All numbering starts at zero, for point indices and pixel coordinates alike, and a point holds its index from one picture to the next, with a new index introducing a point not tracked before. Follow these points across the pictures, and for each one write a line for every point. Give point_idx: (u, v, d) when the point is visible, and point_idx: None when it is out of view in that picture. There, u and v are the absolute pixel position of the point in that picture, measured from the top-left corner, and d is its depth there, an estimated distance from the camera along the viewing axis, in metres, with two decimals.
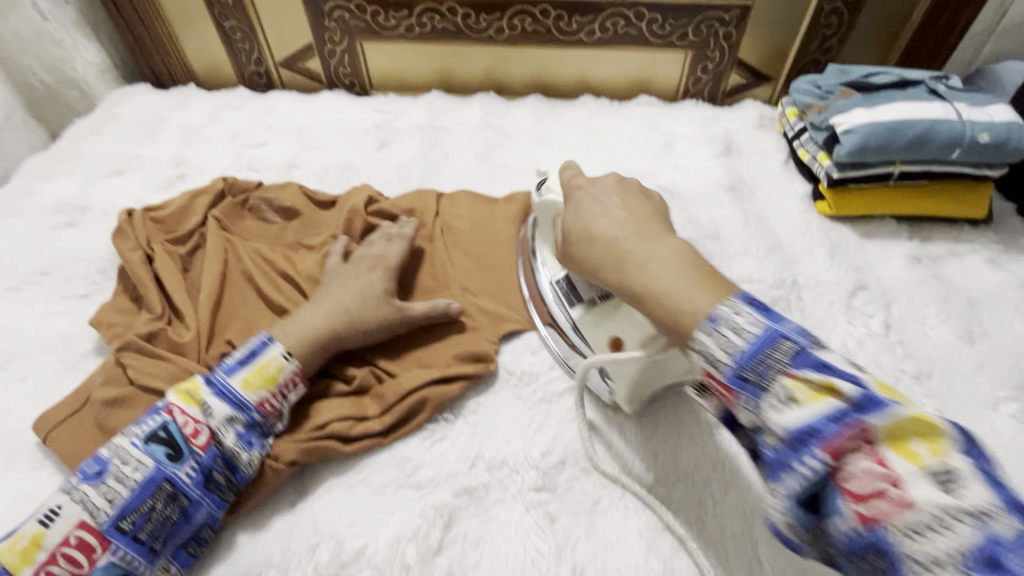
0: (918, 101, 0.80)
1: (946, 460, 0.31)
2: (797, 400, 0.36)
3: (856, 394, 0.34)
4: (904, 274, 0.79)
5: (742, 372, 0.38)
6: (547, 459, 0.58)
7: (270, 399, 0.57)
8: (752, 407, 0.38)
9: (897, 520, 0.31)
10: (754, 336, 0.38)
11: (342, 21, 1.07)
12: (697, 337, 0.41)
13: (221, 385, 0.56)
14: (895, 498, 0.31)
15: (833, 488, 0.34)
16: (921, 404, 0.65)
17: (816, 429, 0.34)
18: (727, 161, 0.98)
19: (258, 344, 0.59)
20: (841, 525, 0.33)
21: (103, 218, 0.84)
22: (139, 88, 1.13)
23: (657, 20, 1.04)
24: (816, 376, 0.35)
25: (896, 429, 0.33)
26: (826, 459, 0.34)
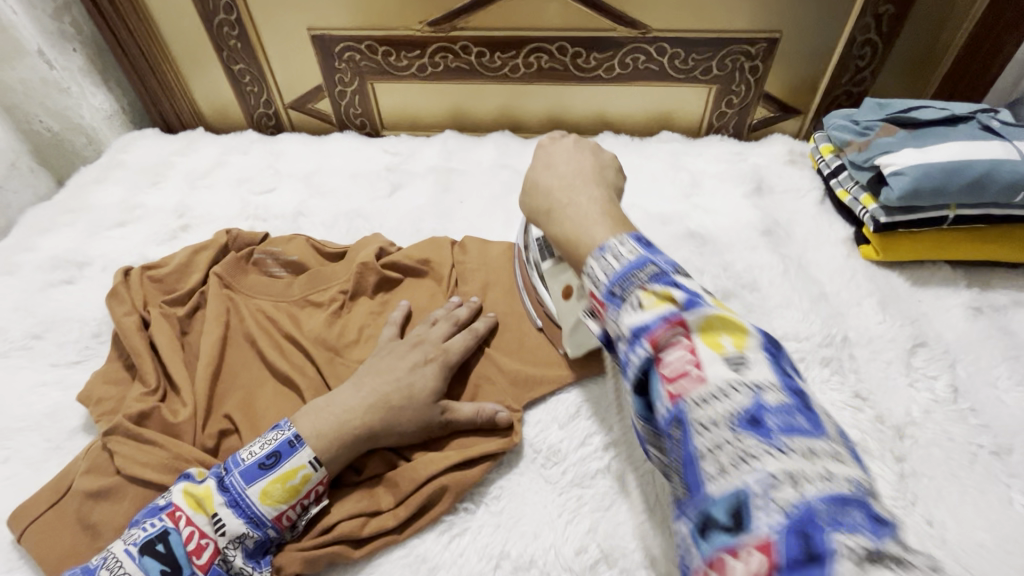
0: (973, 139, 0.73)
1: (744, 350, 0.37)
2: (646, 304, 0.41)
3: (684, 301, 0.40)
4: (967, 327, 0.72)
5: (613, 288, 0.44)
6: (582, 559, 0.51)
7: (288, 512, 0.51)
8: (614, 317, 0.43)
9: (694, 396, 0.36)
10: (630, 260, 0.45)
11: (353, 62, 1.04)
12: (591, 265, 0.48)
13: (237, 493, 0.49)
14: (694, 377, 0.37)
15: (654, 375, 0.39)
16: (1005, 486, 0.57)
17: (647, 326, 0.40)
18: (758, 201, 0.92)
19: (284, 444, 0.52)
20: (659, 407, 0.38)
21: (102, 274, 0.80)
22: (146, 132, 1.11)
23: (680, 55, 1.00)
24: (660, 287, 0.41)
25: (708, 326, 0.39)
26: (755, 436, 0.33)
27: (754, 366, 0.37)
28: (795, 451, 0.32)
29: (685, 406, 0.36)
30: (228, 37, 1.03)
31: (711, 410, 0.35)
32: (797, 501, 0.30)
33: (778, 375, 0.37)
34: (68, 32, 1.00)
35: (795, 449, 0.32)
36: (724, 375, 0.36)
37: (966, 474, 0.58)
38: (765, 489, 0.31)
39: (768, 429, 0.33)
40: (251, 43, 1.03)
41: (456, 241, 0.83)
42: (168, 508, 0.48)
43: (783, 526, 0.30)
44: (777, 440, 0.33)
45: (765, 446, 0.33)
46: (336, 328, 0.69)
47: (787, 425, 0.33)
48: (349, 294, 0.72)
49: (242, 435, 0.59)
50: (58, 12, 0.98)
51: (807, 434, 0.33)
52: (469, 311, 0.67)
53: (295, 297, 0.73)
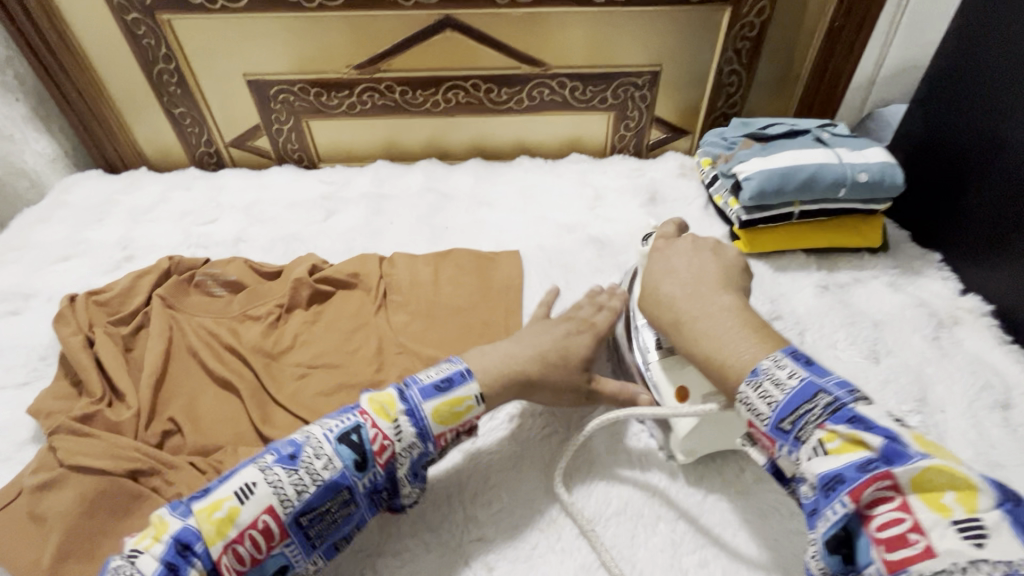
0: (804, 149, 0.90)
1: (977, 514, 0.35)
2: (829, 447, 0.41)
3: (881, 445, 0.39)
4: (815, 302, 0.86)
5: (782, 422, 0.44)
6: (486, 509, 0.61)
7: (446, 434, 0.57)
8: (791, 456, 0.44)
9: (924, 568, 0.34)
10: (794, 389, 0.45)
11: (288, 103, 1.14)
12: (744, 390, 0.48)
13: (414, 404, 0.56)
14: (917, 546, 0.35)
15: (863, 533, 0.38)
16: None
17: (841, 476, 0.39)
18: (651, 209, 1.06)
19: (455, 374, 0.59)
20: (872, 573, 0.37)
21: (47, 304, 0.85)
22: (90, 174, 1.17)
23: (579, 88, 1.14)
24: (846, 429, 0.41)
25: (925, 479, 0.37)
26: (849, 503, 0.38)
27: (996, 537, 0.34)
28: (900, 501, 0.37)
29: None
30: (168, 84, 1.11)
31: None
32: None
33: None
34: (12, 84, 1.07)
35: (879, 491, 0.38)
36: (957, 548, 0.34)
37: None
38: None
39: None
40: (190, 88, 1.12)
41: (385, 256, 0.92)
42: (358, 410, 0.55)
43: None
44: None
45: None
46: (272, 337, 0.77)
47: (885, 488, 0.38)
48: (285, 306, 0.80)
49: (184, 432, 0.66)
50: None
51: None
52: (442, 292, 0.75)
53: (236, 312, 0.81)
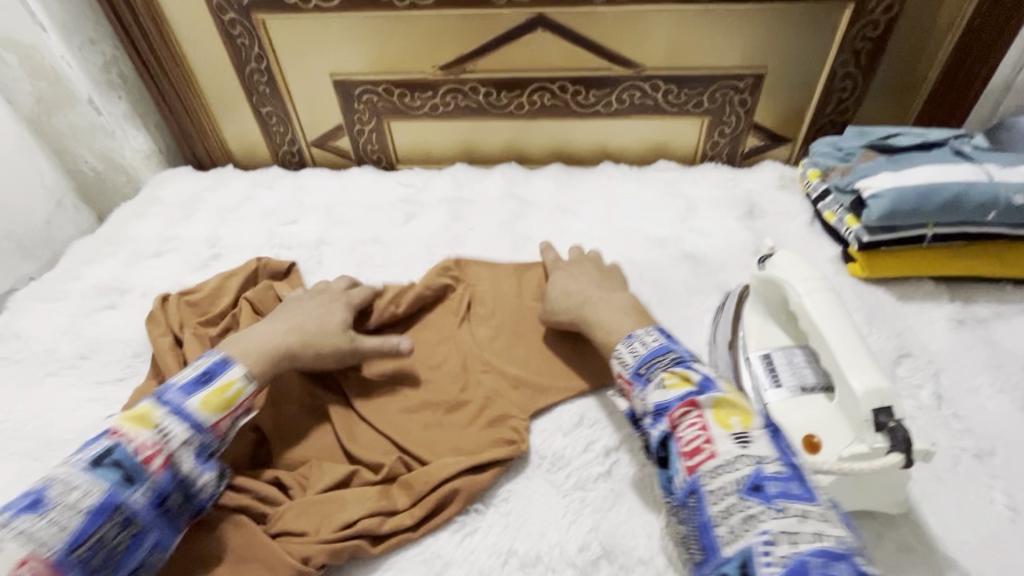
0: (944, 163, 0.79)
1: (748, 428, 0.49)
2: (667, 384, 0.55)
3: (699, 380, 0.54)
4: (950, 338, 0.76)
5: (640, 370, 0.58)
6: (585, 555, 0.55)
7: (223, 420, 0.58)
8: (641, 395, 0.56)
9: (707, 468, 0.47)
10: (653, 349, 0.59)
11: (371, 103, 1.13)
12: (636, 388, 0.58)
13: (176, 406, 0.55)
14: (706, 451, 0.49)
15: (676, 448, 0.51)
16: (986, 486, 0.60)
17: (667, 404, 0.53)
18: (750, 224, 0.97)
19: (215, 365, 0.60)
20: (678, 477, 0.50)
21: (142, 300, 0.87)
22: (181, 170, 1.20)
23: (673, 91, 1.07)
24: (709, 392, 0.52)
25: (720, 407, 0.52)
26: (667, 426, 0.52)
27: (757, 441, 0.48)
28: (790, 513, 0.42)
29: (700, 477, 0.48)
30: (257, 83, 1.13)
31: (720, 480, 0.46)
32: (792, 555, 0.39)
33: (779, 452, 0.48)
34: (115, 83, 1.10)
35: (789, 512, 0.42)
36: (730, 449, 0.48)
37: (949, 475, 0.61)
38: (765, 546, 0.41)
39: (767, 493, 0.44)
40: (278, 87, 1.13)
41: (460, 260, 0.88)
42: (109, 432, 0.53)
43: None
44: (775, 501, 0.43)
45: (765, 507, 0.43)
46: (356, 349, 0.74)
47: (784, 492, 0.44)
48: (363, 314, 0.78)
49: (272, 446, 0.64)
50: (106, 65, 1.08)
51: (803, 501, 0.43)
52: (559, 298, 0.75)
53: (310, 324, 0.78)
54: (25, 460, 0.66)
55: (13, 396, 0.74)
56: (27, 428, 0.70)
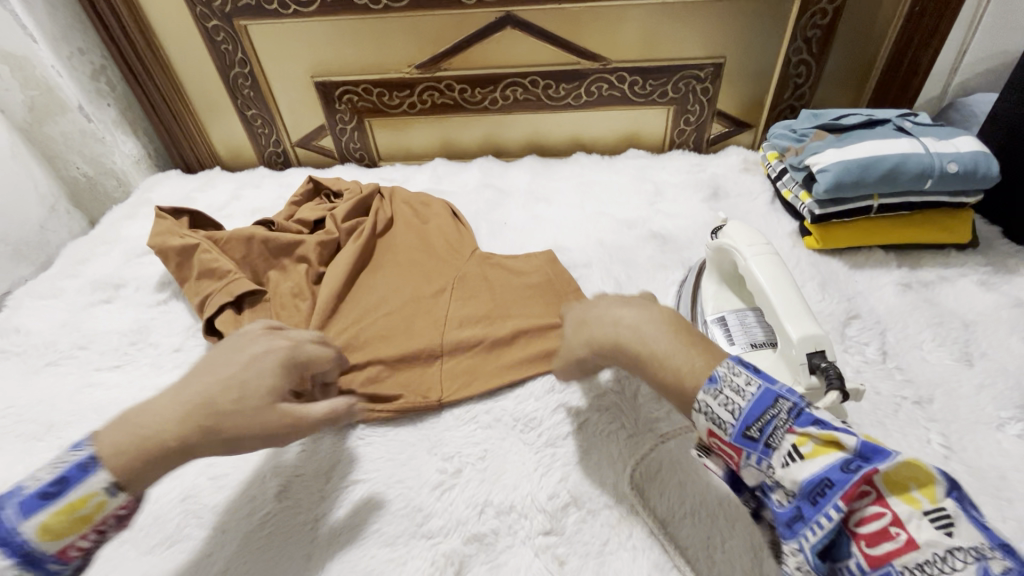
0: (885, 139, 0.85)
1: (940, 503, 0.38)
2: (805, 453, 0.42)
3: (857, 445, 0.41)
4: (896, 300, 0.81)
5: (750, 430, 0.45)
6: (555, 502, 0.60)
7: (77, 542, 0.46)
8: (760, 464, 0.45)
9: (910, 561, 0.37)
10: (755, 395, 0.46)
11: (351, 103, 1.18)
12: (703, 398, 0.48)
13: (5, 531, 0.43)
14: (901, 540, 0.38)
15: (848, 534, 0.40)
16: (924, 428, 0.66)
17: (827, 480, 0.40)
18: (715, 205, 1.03)
19: (76, 468, 0.46)
20: (855, 564, 0.39)
21: (136, 293, 0.91)
22: (170, 174, 1.25)
23: (638, 82, 1.13)
24: (819, 432, 0.42)
25: (893, 473, 0.40)
26: (840, 507, 0.39)
27: (961, 523, 0.37)
28: None
29: (896, 571, 0.37)
30: (242, 87, 1.17)
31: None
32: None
33: (989, 533, 0.37)
34: (103, 90, 1.15)
35: None
36: (935, 538, 0.37)
37: (891, 421, 0.66)
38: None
39: None
40: (262, 91, 1.17)
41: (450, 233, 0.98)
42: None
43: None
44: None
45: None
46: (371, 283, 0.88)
47: None
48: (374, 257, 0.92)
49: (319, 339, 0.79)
50: (95, 73, 1.13)
51: None
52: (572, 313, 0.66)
53: (334, 249, 0.93)
54: (29, 441, 0.70)
55: (16, 385, 0.78)
56: (31, 412, 0.73)
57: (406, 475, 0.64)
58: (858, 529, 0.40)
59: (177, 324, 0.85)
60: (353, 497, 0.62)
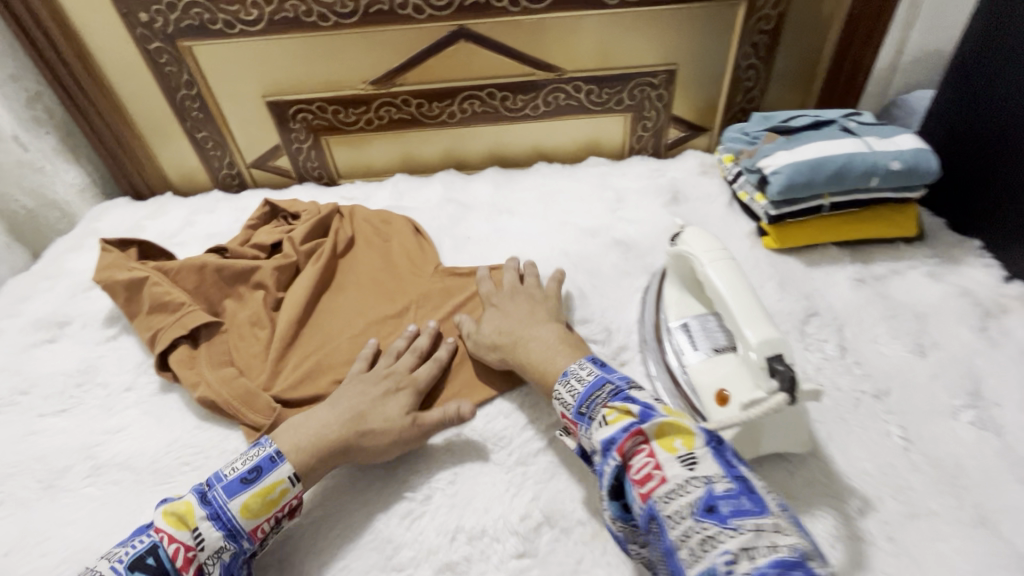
0: (832, 139, 0.87)
1: (693, 448, 0.50)
2: (609, 420, 0.54)
3: (639, 412, 0.53)
4: (851, 296, 0.84)
5: (582, 408, 0.58)
6: (527, 523, 0.59)
7: (263, 525, 0.56)
8: (587, 435, 0.56)
9: (660, 493, 0.47)
10: (589, 382, 0.60)
11: (306, 122, 1.15)
12: (559, 389, 0.62)
13: (218, 506, 0.54)
14: (658, 477, 0.48)
15: (627, 479, 0.51)
16: (884, 421, 0.67)
17: (614, 439, 0.52)
18: (675, 209, 1.04)
19: (265, 461, 0.58)
20: (635, 506, 0.49)
21: (83, 331, 0.87)
22: (118, 202, 1.20)
23: (594, 91, 1.14)
24: (619, 404, 0.55)
25: (663, 430, 0.51)
26: (617, 459, 0.51)
27: (703, 461, 0.48)
28: (745, 529, 0.43)
29: (655, 503, 0.47)
30: (191, 109, 1.14)
31: (675, 505, 0.46)
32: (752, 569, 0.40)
33: (724, 467, 0.48)
34: (41, 118, 1.10)
35: (745, 527, 0.43)
36: (679, 472, 0.48)
37: (852, 416, 0.68)
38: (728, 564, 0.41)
39: (722, 513, 0.44)
40: (212, 113, 1.14)
41: (418, 252, 0.96)
42: (154, 526, 0.53)
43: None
44: (731, 522, 0.44)
45: (721, 529, 0.43)
46: (335, 311, 0.86)
47: (737, 509, 0.45)
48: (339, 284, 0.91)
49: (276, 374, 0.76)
50: (30, 101, 1.08)
51: (756, 515, 0.44)
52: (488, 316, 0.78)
53: (293, 273, 0.91)
54: None
55: None
56: None
57: (374, 507, 0.61)
58: (632, 474, 0.50)
59: (128, 361, 0.81)
60: (318, 534, 0.60)
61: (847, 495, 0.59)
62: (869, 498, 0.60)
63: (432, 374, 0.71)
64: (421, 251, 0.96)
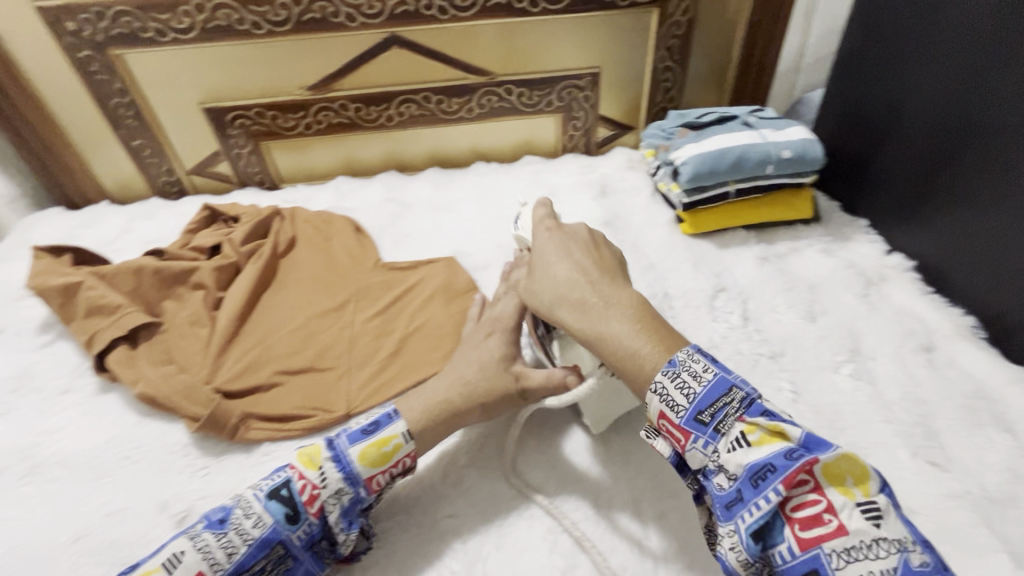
0: (733, 132, 0.96)
1: (871, 496, 0.46)
2: (753, 440, 0.49)
3: (800, 438, 0.48)
4: (755, 272, 0.93)
5: (702, 414, 0.51)
6: (453, 486, 0.67)
7: (378, 476, 0.60)
8: (708, 447, 0.51)
9: (834, 544, 0.44)
10: (710, 382, 0.52)
11: (244, 127, 1.17)
12: (661, 379, 0.54)
13: (341, 451, 0.59)
14: (834, 524, 0.45)
15: (781, 516, 0.46)
16: (778, 378, 0.75)
17: (772, 465, 0.47)
18: (603, 202, 1.12)
19: (382, 416, 0.63)
20: (782, 547, 0.46)
21: (15, 339, 0.86)
22: (51, 212, 1.18)
23: (525, 93, 1.20)
24: (766, 422, 0.49)
25: (834, 468, 0.47)
26: (781, 492, 0.46)
27: (887, 517, 0.45)
28: None
29: (822, 552, 0.44)
30: (124, 117, 1.14)
31: (852, 563, 0.43)
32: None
33: (907, 528, 0.45)
34: None
35: None
36: (863, 526, 0.44)
37: (751, 376, 0.76)
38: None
39: None
40: (146, 120, 1.14)
41: (357, 247, 1.01)
42: (289, 465, 0.59)
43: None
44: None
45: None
46: (276, 306, 0.90)
47: None
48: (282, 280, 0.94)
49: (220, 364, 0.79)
50: None
51: None
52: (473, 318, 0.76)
53: (233, 273, 0.93)
54: None
55: None
56: None
57: None
58: (794, 513, 0.46)
59: (64, 365, 0.81)
60: None
61: None
62: None
63: None
64: (361, 247, 1.01)
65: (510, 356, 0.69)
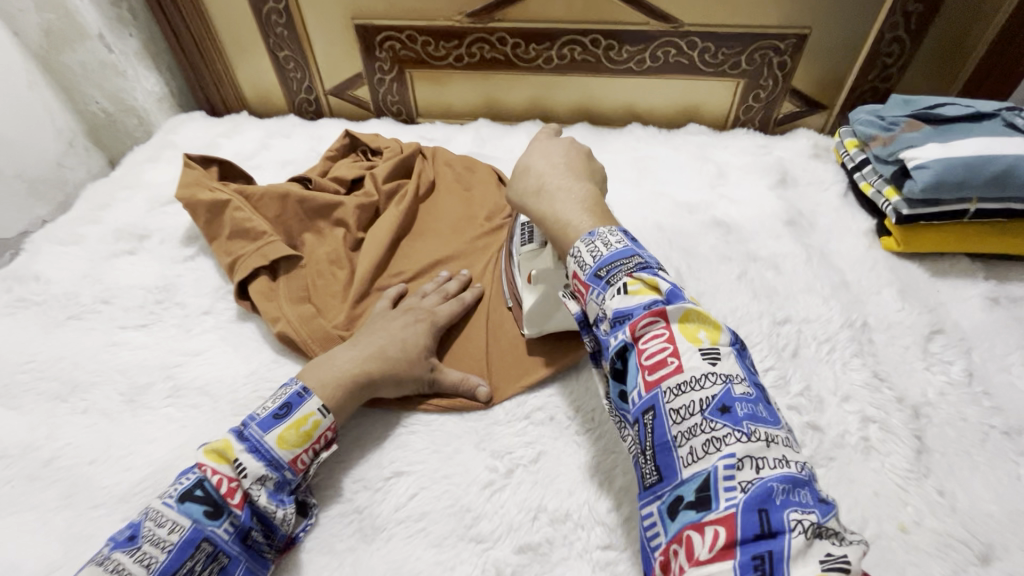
0: (995, 136, 0.76)
1: (717, 344, 0.44)
2: (631, 290, 0.46)
3: (667, 290, 0.46)
4: (983, 316, 0.75)
5: (599, 270, 0.49)
6: (615, 515, 0.55)
7: (302, 456, 0.55)
8: (599, 299, 0.48)
9: (672, 383, 0.42)
10: (615, 249, 0.50)
11: (393, 51, 1.08)
12: (577, 247, 0.52)
13: (255, 441, 0.54)
14: (673, 365, 0.43)
15: (632, 357, 0.45)
16: (1014, 462, 0.60)
17: (630, 312, 0.45)
18: (783, 193, 0.94)
19: (293, 396, 0.58)
20: (634, 394, 0.44)
21: (161, 247, 0.85)
22: (194, 116, 1.16)
23: (710, 49, 1.02)
24: (647, 275, 0.47)
25: (686, 318, 0.45)
26: (628, 332, 0.45)
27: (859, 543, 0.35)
28: (809, 516, 0.35)
29: (662, 392, 0.43)
30: (276, 25, 1.08)
31: (684, 397, 0.42)
32: (755, 478, 0.37)
33: (743, 371, 0.44)
34: (126, 18, 1.05)
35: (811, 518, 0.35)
36: (697, 365, 0.42)
37: (978, 452, 0.61)
38: (728, 467, 0.38)
39: (774, 474, 0.37)
40: (297, 31, 1.08)
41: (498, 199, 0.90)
42: (197, 465, 0.53)
43: (744, 503, 0.37)
44: (787, 512, 0.35)
45: (773, 483, 0.37)
46: (412, 257, 0.82)
47: (752, 413, 0.41)
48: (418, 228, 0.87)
49: (354, 317, 0.73)
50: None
51: (767, 424, 0.41)
52: (457, 284, 0.75)
53: (373, 213, 0.86)
54: (53, 400, 0.66)
55: (38, 337, 0.73)
56: (54, 369, 0.69)
57: (452, 471, 0.59)
58: (642, 356, 0.44)
59: (206, 284, 0.80)
60: (397, 490, 0.58)
61: (969, 539, 0.54)
62: (992, 546, 0.54)
63: (455, 312, 0.71)
64: (502, 197, 0.91)
65: (429, 346, 0.66)
